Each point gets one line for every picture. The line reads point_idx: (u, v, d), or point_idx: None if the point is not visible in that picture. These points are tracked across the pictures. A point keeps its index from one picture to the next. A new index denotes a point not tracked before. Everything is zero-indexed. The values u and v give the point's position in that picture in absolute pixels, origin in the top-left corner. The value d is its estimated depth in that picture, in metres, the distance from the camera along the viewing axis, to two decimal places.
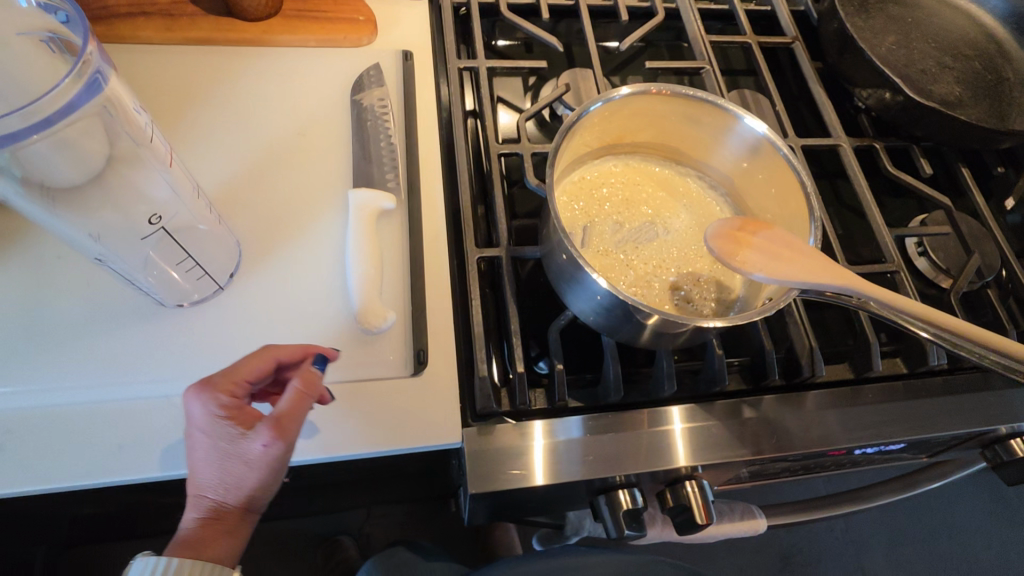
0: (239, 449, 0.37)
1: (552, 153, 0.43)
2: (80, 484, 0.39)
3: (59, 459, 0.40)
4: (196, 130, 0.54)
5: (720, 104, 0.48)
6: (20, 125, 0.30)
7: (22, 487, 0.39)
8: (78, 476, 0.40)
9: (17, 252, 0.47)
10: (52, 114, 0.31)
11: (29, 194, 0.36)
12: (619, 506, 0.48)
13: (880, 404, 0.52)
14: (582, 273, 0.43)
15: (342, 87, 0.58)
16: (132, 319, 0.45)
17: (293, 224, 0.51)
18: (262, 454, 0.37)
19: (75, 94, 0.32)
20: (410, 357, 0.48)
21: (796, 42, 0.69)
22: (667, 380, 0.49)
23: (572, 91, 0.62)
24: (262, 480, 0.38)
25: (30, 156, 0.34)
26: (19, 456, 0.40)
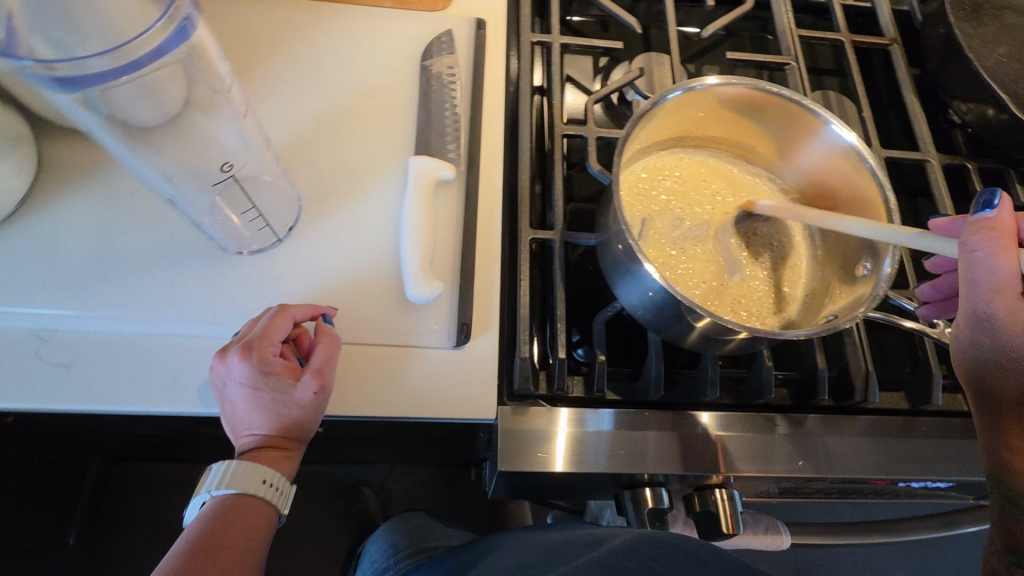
0: (290, 398, 0.42)
1: (623, 141, 0.42)
2: (137, 409, 0.42)
3: (119, 384, 0.43)
4: (268, 80, 0.55)
5: (807, 106, 0.45)
6: (110, 66, 0.31)
7: (86, 406, 0.41)
8: (135, 402, 0.42)
9: (94, 183, 0.49)
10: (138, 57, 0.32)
11: (112, 129, 0.37)
12: (644, 503, 0.48)
13: (933, 438, 0.49)
14: (637, 265, 0.42)
15: (413, 51, 0.58)
16: (195, 261, 0.47)
17: (354, 185, 0.52)
18: (313, 399, 0.42)
19: (162, 41, 0.33)
20: (454, 329, 0.48)
21: (894, 45, 0.64)
22: (710, 385, 0.47)
23: (645, 76, 0.60)
24: (318, 423, 0.43)
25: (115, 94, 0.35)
26: (85, 377, 0.42)
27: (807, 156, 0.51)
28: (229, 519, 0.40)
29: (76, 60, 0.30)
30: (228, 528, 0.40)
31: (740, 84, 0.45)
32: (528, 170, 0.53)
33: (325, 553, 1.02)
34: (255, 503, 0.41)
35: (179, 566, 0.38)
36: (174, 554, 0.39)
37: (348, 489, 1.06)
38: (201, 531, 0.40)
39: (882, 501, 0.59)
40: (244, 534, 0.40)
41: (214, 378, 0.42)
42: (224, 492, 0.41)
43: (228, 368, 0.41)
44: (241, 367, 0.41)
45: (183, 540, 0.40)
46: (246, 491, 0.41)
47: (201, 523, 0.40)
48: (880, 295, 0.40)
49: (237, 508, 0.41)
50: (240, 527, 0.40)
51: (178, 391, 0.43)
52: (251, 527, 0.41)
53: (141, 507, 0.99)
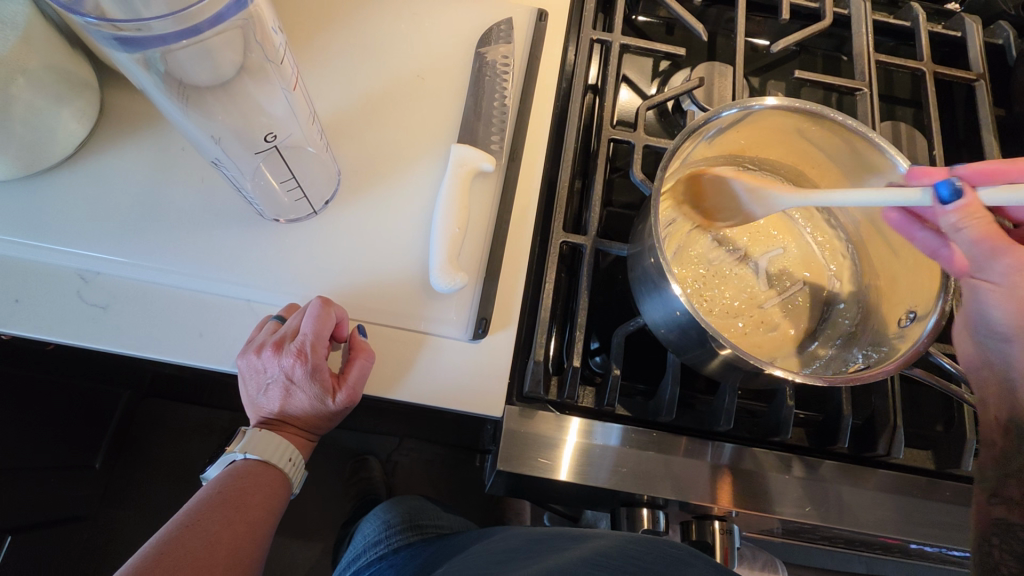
0: (325, 402, 0.45)
1: (669, 153, 0.40)
2: (164, 359, 0.44)
3: (150, 334, 0.45)
4: (324, 51, 0.55)
5: (872, 142, 0.43)
6: (172, 28, 0.31)
7: (116, 348, 0.43)
8: (163, 352, 0.44)
9: (149, 135, 0.51)
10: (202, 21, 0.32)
11: (169, 89, 0.38)
12: (639, 523, 0.47)
13: (956, 506, 0.47)
14: (665, 283, 0.41)
15: (470, 36, 0.57)
16: (234, 222, 0.48)
17: (393, 166, 0.52)
18: (343, 406, 0.45)
19: (224, 7, 0.32)
20: (472, 322, 0.48)
21: (981, 80, 0.59)
22: (725, 416, 0.46)
23: (704, 87, 0.58)
24: (342, 417, 0.47)
25: (175, 58, 0.36)
26: (119, 319, 0.45)
27: (866, 195, 0.48)
28: (257, 483, 0.45)
29: (139, 21, 0.31)
30: (257, 490, 0.44)
31: (806, 110, 0.42)
32: (570, 171, 0.52)
33: (327, 512, 1.06)
34: (279, 476, 0.46)
35: (210, 512, 0.42)
36: (206, 500, 0.43)
37: (355, 455, 1.09)
38: (234, 487, 0.44)
39: (893, 558, 0.57)
40: (269, 500, 0.45)
41: (253, 363, 0.43)
42: (251, 458, 0.45)
43: (272, 363, 0.43)
44: (283, 363, 0.42)
45: (214, 490, 0.44)
46: (269, 461, 0.45)
47: (232, 480, 0.44)
48: (921, 351, 0.38)
49: (265, 475, 0.45)
50: (266, 493, 0.45)
51: (203, 347, 0.45)
52: (274, 496, 0.45)
53: (163, 441, 1.05)
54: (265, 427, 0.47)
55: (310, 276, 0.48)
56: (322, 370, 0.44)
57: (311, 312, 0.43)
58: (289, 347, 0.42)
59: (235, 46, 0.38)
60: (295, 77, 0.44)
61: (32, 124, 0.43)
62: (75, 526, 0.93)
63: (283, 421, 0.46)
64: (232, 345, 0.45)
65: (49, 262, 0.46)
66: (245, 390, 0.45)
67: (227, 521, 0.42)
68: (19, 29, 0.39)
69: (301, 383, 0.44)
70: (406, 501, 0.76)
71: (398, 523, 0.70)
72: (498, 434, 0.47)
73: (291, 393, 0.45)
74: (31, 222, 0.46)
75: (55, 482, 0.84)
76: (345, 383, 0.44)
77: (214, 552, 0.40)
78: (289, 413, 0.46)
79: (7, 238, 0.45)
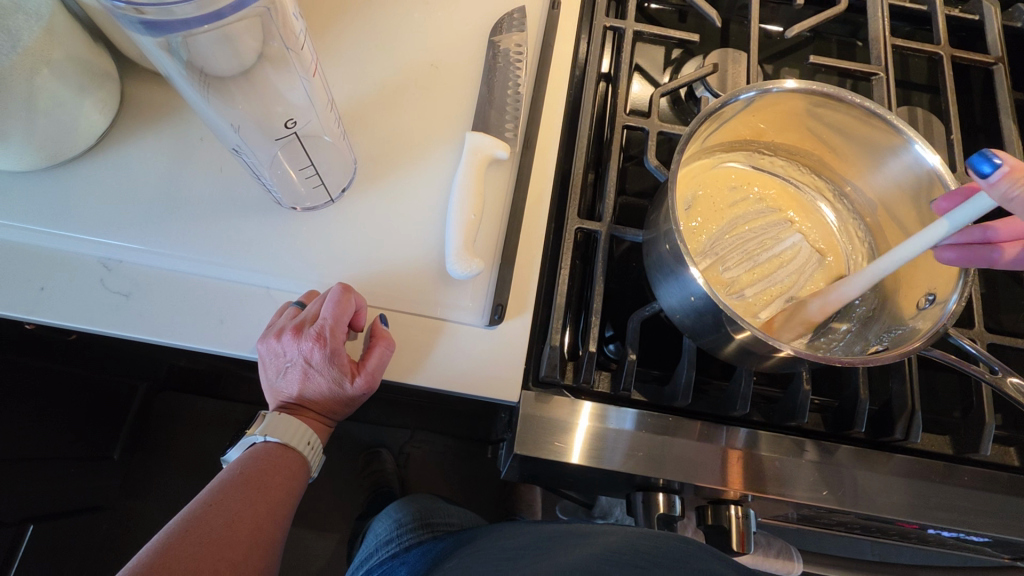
0: (342, 387, 0.45)
1: (685, 136, 0.40)
2: (187, 345, 0.45)
3: (171, 319, 0.45)
4: (338, 41, 0.55)
5: (890, 122, 0.42)
6: (194, 14, 0.32)
7: (140, 335, 0.44)
8: (185, 339, 0.45)
9: (169, 125, 0.51)
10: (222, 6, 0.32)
11: (191, 77, 0.38)
12: (655, 508, 0.47)
13: (974, 490, 0.46)
14: (681, 268, 0.41)
15: (483, 25, 0.57)
16: (253, 211, 0.49)
17: (407, 155, 0.52)
18: (358, 393, 0.45)
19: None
20: (488, 308, 0.48)
21: (999, 64, 0.59)
22: (741, 400, 0.46)
23: (718, 74, 0.58)
24: (361, 403, 0.47)
25: (196, 42, 0.36)
26: (141, 307, 0.45)
27: (883, 176, 0.48)
28: (277, 466, 0.45)
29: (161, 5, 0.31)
30: (277, 472, 0.45)
31: (822, 92, 0.42)
32: (584, 159, 0.52)
33: (341, 504, 1.07)
34: (297, 459, 0.46)
35: (233, 493, 0.43)
36: (227, 481, 0.44)
37: (368, 447, 1.09)
38: (253, 469, 0.44)
39: (910, 545, 0.56)
40: (287, 482, 0.45)
41: (273, 347, 0.43)
42: (270, 441, 0.46)
43: (291, 346, 0.43)
44: (302, 347, 0.43)
45: (233, 471, 0.44)
46: (290, 445, 0.46)
47: (251, 462, 0.45)
48: (940, 332, 0.37)
49: (283, 458, 0.46)
50: (285, 475, 0.45)
51: (223, 333, 0.46)
52: (293, 478, 0.46)
53: (180, 432, 1.06)
54: (284, 410, 0.47)
55: (327, 263, 0.48)
56: (340, 354, 0.44)
57: (330, 298, 0.44)
58: (308, 330, 0.43)
59: (260, 32, 0.39)
60: (314, 64, 0.44)
61: (55, 115, 0.43)
62: (96, 516, 0.95)
63: (302, 405, 0.47)
64: (251, 331, 0.46)
65: (71, 250, 0.46)
66: (266, 376, 0.46)
67: (248, 500, 0.43)
68: (43, 20, 0.40)
69: (319, 367, 0.45)
70: (417, 500, 0.76)
71: (411, 521, 0.71)
72: (515, 418, 0.48)
73: (309, 376, 0.45)
74: (55, 212, 0.47)
75: (76, 471, 0.85)
76: (364, 369, 0.44)
77: (236, 529, 0.41)
78: (307, 397, 0.46)
79: (28, 227, 0.46)
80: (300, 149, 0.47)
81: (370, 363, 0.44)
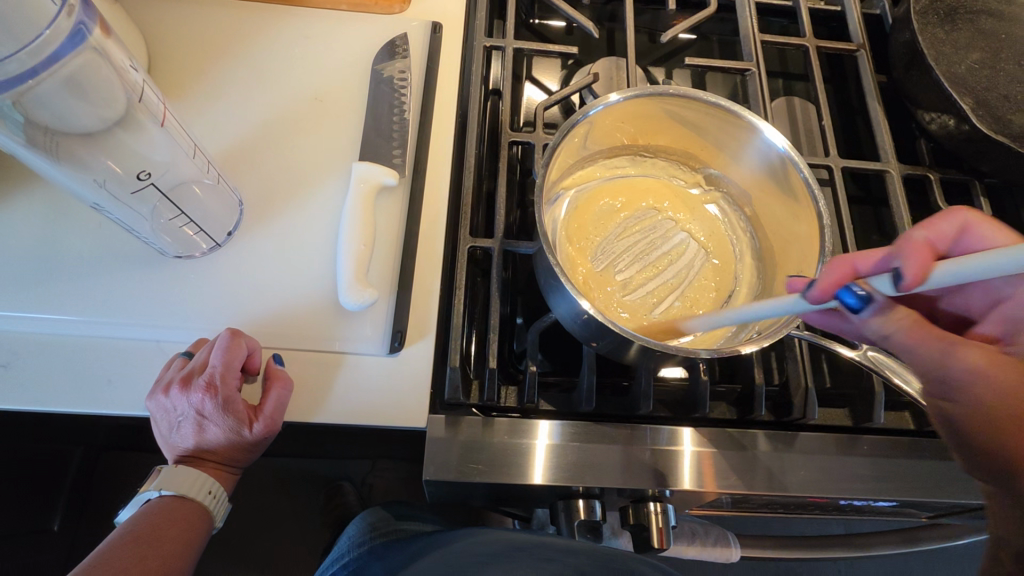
0: (241, 434, 0.44)
1: (549, 150, 0.41)
2: (72, 410, 0.43)
3: (52, 384, 0.44)
4: (217, 83, 0.55)
5: (739, 115, 0.44)
6: (20, 68, 0.33)
7: (18, 405, 0.42)
8: (69, 404, 0.43)
9: (43, 185, 0.50)
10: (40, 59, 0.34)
11: (33, 138, 0.37)
12: (576, 515, 0.47)
13: (876, 457, 0.48)
14: (561, 281, 0.41)
15: (366, 54, 0.58)
16: (136, 263, 0.48)
17: (295, 190, 0.52)
18: (260, 437, 0.45)
19: (59, 44, 0.35)
20: (389, 335, 0.48)
21: (862, 50, 0.62)
22: (644, 398, 0.47)
23: (602, 82, 0.60)
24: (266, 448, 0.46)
25: (33, 110, 0.36)
26: (19, 376, 0.43)
27: (749, 165, 0.50)
28: (173, 518, 0.44)
29: None
30: (172, 523, 0.44)
31: (673, 93, 0.44)
32: (473, 177, 0.52)
33: (303, 547, 1.04)
34: (197, 509, 0.45)
35: (122, 551, 0.42)
36: (117, 540, 0.42)
37: (329, 482, 1.07)
38: (146, 524, 0.43)
39: (839, 516, 0.58)
40: (185, 534, 0.44)
41: (162, 403, 0.42)
42: (166, 495, 0.45)
43: (181, 400, 0.42)
44: (191, 400, 0.42)
45: (126, 529, 0.43)
46: (188, 496, 0.44)
47: (146, 517, 0.44)
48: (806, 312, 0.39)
49: (180, 509, 0.44)
50: (181, 526, 0.44)
51: (110, 393, 0.44)
52: (193, 528, 0.45)
53: (124, 494, 1.02)
54: (184, 464, 0.46)
55: (218, 307, 0.47)
56: (235, 401, 0.43)
57: (221, 345, 0.43)
58: (197, 381, 0.42)
59: (99, 91, 0.39)
60: (164, 111, 0.44)
61: None
62: None
63: (203, 457, 0.46)
64: (142, 387, 0.45)
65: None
66: (162, 433, 0.45)
67: (140, 557, 0.41)
68: None
69: (214, 417, 0.44)
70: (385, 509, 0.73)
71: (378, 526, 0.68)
72: None
73: (205, 427, 0.44)
74: None
75: (2, 550, 0.81)
76: (261, 413, 0.44)
77: None
78: (207, 448, 0.45)
79: None
80: (170, 204, 0.46)
81: (267, 406, 0.43)
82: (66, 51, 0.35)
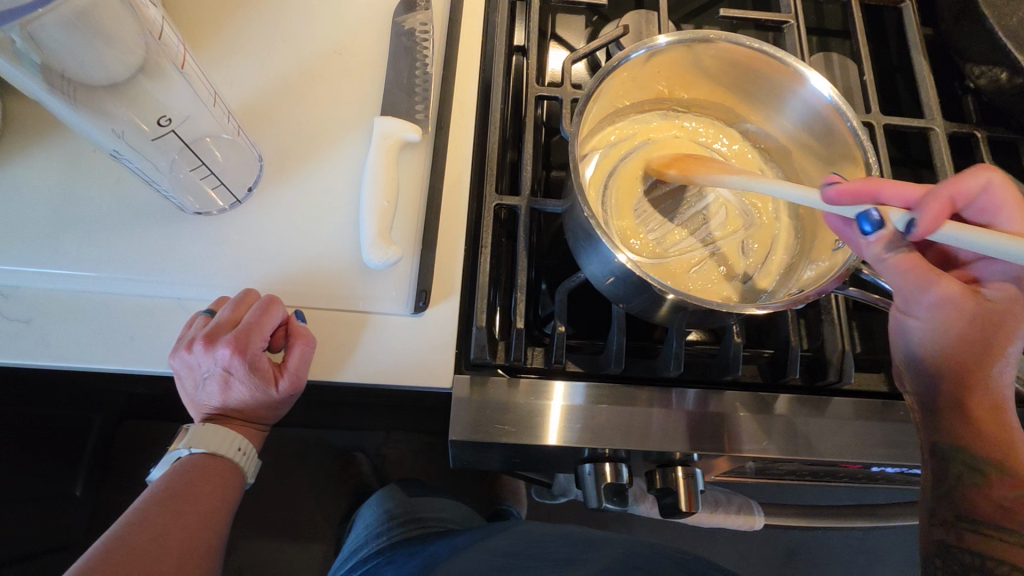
0: (268, 391, 0.43)
1: (582, 99, 0.39)
2: (96, 366, 0.43)
3: (75, 340, 0.43)
4: (234, 35, 0.53)
5: (784, 62, 0.42)
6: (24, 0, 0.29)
7: (43, 361, 0.42)
8: (93, 360, 0.43)
9: (60, 139, 0.49)
10: None
11: (52, 83, 0.36)
12: (602, 478, 0.46)
13: (912, 424, 0.47)
14: (595, 233, 0.40)
15: (386, 6, 0.56)
16: (156, 220, 0.47)
17: (314, 146, 0.50)
18: (287, 395, 0.44)
19: None
20: (412, 296, 0.47)
21: (906, 2, 0.59)
22: (674, 360, 0.45)
23: (631, 36, 0.57)
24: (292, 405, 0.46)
25: (50, 47, 0.34)
26: (43, 332, 0.43)
27: (790, 118, 0.48)
28: (206, 474, 0.44)
29: None
30: (206, 481, 0.44)
31: (714, 38, 0.42)
32: (498, 133, 0.50)
33: (321, 513, 1.05)
34: (230, 466, 0.45)
35: (157, 508, 0.41)
36: (151, 497, 0.42)
37: (345, 451, 1.08)
38: (179, 481, 0.43)
39: (866, 485, 0.57)
40: (219, 490, 0.44)
41: (186, 360, 0.41)
42: (196, 452, 0.44)
43: (208, 357, 0.41)
44: (216, 357, 0.41)
45: (159, 486, 0.43)
46: (219, 453, 0.44)
47: (179, 474, 0.43)
48: (851, 268, 0.37)
49: (213, 466, 0.44)
50: (215, 482, 0.44)
51: (133, 351, 0.43)
52: (225, 484, 0.45)
53: (145, 460, 1.03)
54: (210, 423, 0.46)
55: (239, 265, 0.46)
56: (261, 359, 0.43)
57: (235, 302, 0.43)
58: (222, 337, 0.41)
59: (117, 35, 0.37)
60: (182, 55, 0.42)
61: None
62: (62, 555, 0.91)
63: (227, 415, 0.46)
64: (164, 344, 0.44)
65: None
66: (190, 390, 0.44)
67: (176, 513, 0.41)
68: None
69: (239, 375, 0.43)
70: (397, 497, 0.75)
71: (395, 517, 0.70)
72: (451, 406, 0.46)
73: (230, 386, 0.44)
74: None
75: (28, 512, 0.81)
76: (286, 370, 0.43)
77: (163, 544, 0.40)
78: (232, 406, 0.45)
79: None
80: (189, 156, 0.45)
81: (293, 363, 0.43)
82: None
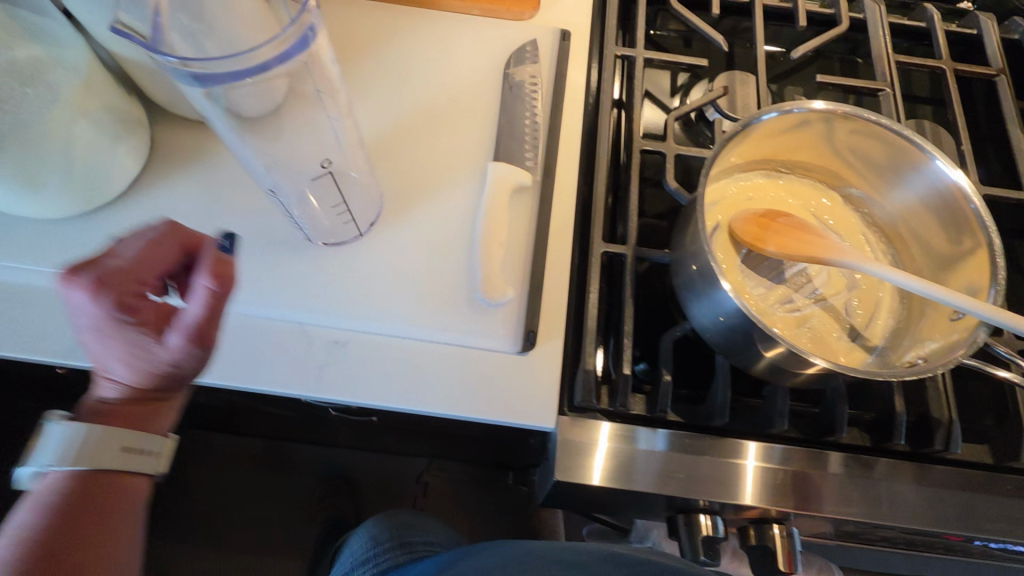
0: (151, 350, 0.38)
1: (711, 160, 0.41)
2: (224, 383, 0.46)
3: None
4: (357, 80, 0.57)
5: (911, 138, 0.44)
6: (241, 66, 0.33)
7: None
8: (220, 377, 0.46)
9: (200, 168, 0.53)
10: (267, 60, 0.33)
11: (228, 119, 0.40)
12: (698, 530, 0.47)
13: (1018, 498, 0.46)
14: (714, 288, 0.41)
15: (497, 60, 0.59)
16: (283, 248, 0.50)
17: (430, 186, 0.53)
18: (182, 356, 0.39)
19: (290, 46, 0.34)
20: (521, 334, 0.49)
21: (1000, 76, 0.61)
22: (779, 417, 0.45)
23: (728, 96, 0.60)
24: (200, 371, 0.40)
25: (237, 95, 0.38)
26: None
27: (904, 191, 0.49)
28: (94, 487, 0.40)
29: (210, 61, 0.32)
30: (84, 498, 0.40)
31: (844, 111, 0.44)
32: (603, 183, 0.53)
33: None
34: (120, 475, 0.42)
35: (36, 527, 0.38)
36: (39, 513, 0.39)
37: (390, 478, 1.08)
38: (61, 494, 0.39)
39: (954, 558, 0.56)
40: (110, 499, 0.41)
41: (64, 294, 0.37)
42: (75, 468, 0.40)
43: (73, 292, 0.37)
44: (76, 292, 0.37)
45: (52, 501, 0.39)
46: (102, 461, 0.40)
47: (63, 490, 0.40)
48: (980, 341, 0.38)
49: (101, 479, 0.41)
50: (106, 493, 0.41)
51: (257, 370, 0.46)
52: (115, 492, 0.41)
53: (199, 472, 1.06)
54: (87, 421, 0.41)
55: (358, 294, 0.49)
56: (128, 305, 0.37)
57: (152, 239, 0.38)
58: (85, 269, 0.37)
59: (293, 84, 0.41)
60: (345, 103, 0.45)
61: (90, 162, 0.45)
62: None
63: (121, 394, 0.41)
64: (285, 366, 0.46)
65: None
66: (306, 410, 0.47)
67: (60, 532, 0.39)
68: (81, 72, 0.43)
69: (110, 328, 0.37)
70: (389, 516, 0.74)
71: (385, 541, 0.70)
72: (551, 446, 0.47)
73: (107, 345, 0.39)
74: (96, 258, 0.48)
75: None
76: (179, 323, 0.38)
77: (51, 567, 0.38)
78: (114, 369, 0.40)
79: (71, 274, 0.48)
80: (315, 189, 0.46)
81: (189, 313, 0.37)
82: (294, 54, 0.35)
